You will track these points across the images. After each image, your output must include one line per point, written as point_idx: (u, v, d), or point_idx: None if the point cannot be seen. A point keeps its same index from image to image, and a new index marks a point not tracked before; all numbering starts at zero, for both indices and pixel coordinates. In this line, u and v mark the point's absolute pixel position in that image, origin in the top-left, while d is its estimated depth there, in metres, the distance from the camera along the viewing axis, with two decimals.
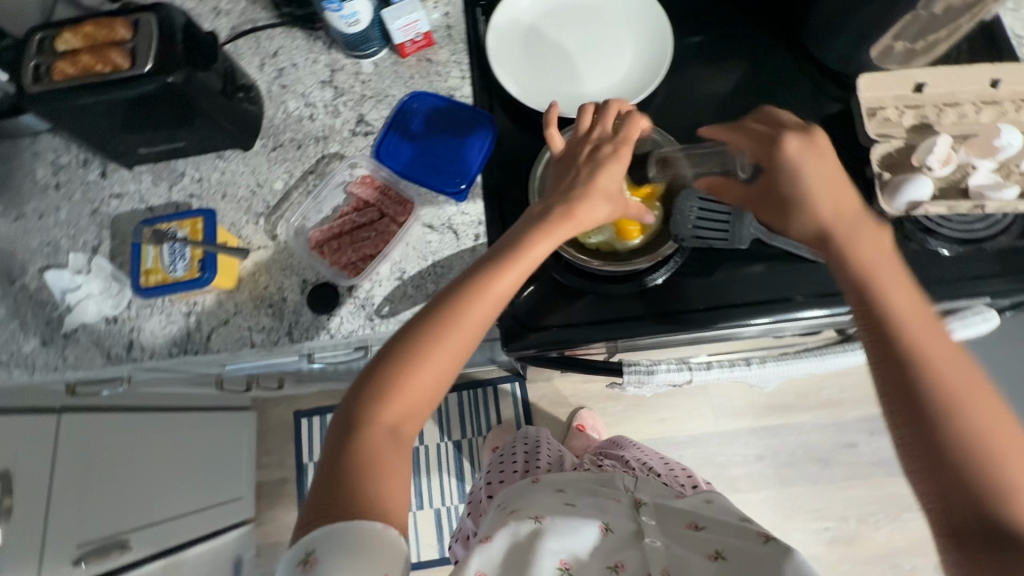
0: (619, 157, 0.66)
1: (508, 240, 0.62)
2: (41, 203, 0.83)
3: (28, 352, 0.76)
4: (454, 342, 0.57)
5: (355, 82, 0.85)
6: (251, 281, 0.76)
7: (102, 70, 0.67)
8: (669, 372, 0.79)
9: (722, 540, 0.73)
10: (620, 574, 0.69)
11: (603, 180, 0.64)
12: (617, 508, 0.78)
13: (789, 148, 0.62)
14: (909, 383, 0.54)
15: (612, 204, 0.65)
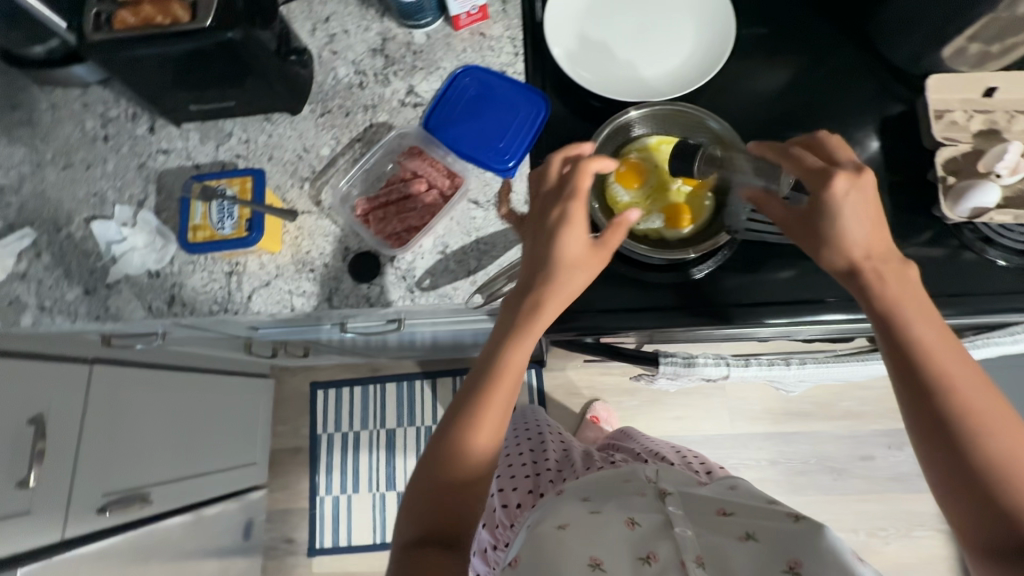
0: (573, 214, 0.63)
1: (494, 353, 0.64)
2: (89, 153, 0.84)
3: (71, 299, 0.77)
4: (470, 461, 0.61)
5: (406, 52, 0.84)
6: (293, 245, 0.76)
7: (162, 22, 0.67)
8: (706, 366, 0.77)
9: (752, 523, 0.72)
10: (652, 564, 0.67)
11: (566, 253, 0.63)
12: (643, 501, 0.78)
13: (838, 188, 0.59)
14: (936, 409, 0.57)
15: (584, 271, 0.63)
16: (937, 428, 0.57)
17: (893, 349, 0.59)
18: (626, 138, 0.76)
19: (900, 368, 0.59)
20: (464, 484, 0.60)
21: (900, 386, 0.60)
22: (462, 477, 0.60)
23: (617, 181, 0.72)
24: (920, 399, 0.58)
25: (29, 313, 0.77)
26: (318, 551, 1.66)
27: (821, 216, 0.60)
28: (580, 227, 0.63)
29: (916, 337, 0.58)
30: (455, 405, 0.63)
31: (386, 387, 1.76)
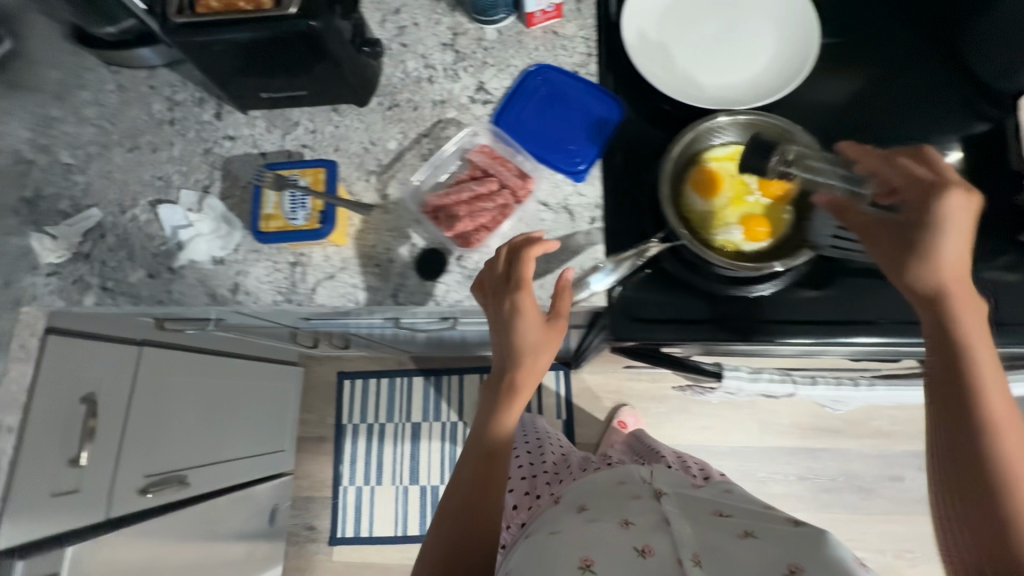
0: (524, 305, 0.66)
1: (485, 425, 0.73)
2: (156, 136, 0.84)
3: (134, 281, 0.77)
4: (479, 521, 0.69)
5: (476, 48, 0.83)
6: (359, 237, 0.76)
7: (244, 8, 0.66)
8: (772, 382, 0.76)
9: (752, 523, 0.74)
10: (648, 556, 0.68)
11: (528, 341, 0.68)
12: (639, 501, 0.80)
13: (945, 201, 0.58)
14: (970, 430, 0.56)
15: (547, 348, 0.69)
16: (965, 450, 0.56)
17: (940, 364, 0.59)
18: (704, 145, 0.72)
19: (944, 385, 0.58)
20: (475, 533, 0.68)
21: (939, 402, 0.59)
22: (473, 528, 0.68)
23: (692, 191, 0.71)
24: (957, 419, 0.57)
25: (93, 294, 0.77)
26: (340, 540, 1.66)
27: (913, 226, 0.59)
28: (533, 319, 0.67)
29: (967, 358, 0.57)
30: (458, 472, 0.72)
31: (412, 381, 1.76)
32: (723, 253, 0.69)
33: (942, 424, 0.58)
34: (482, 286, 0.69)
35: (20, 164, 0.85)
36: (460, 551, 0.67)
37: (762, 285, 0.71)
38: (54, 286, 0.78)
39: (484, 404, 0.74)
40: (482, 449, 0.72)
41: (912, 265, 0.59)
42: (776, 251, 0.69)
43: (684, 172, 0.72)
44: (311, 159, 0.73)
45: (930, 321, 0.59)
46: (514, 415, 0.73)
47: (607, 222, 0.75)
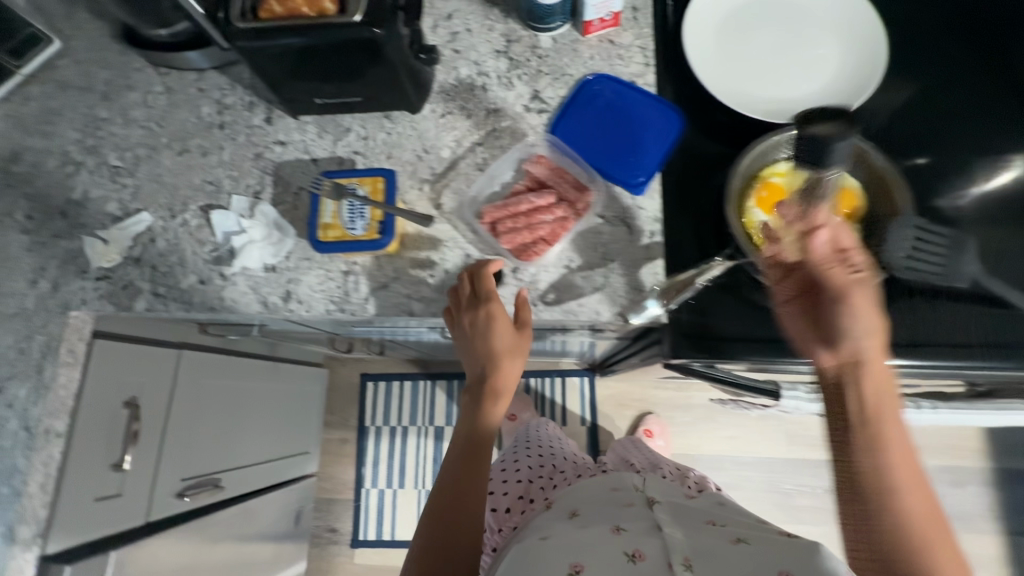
0: (494, 315, 0.68)
1: (464, 434, 0.75)
2: (205, 140, 0.83)
3: (185, 287, 0.76)
4: (459, 526, 0.68)
5: (531, 56, 0.81)
6: (413, 247, 0.74)
7: (308, 14, 0.65)
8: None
9: (745, 532, 0.68)
10: (638, 563, 0.63)
11: (501, 350, 0.70)
12: (630, 509, 0.74)
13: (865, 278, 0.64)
14: (895, 515, 0.59)
15: (519, 356, 0.72)
16: (887, 533, 0.59)
17: (868, 457, 0.61)
18: (771, 158, 0.71)
19: (865, 472, 0.61)
20: (457, 533, 0.68)
21: (859, 486, 0.62)
22: (456, 529, 0.68)
23: (758, 206, 0.70)
24: (875, 505, 0.60)
25: (143, 299, 0.76)
26: (361, 542, 1.66)
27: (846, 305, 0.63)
28: (506, 329, 0.70)
29: (886, 445, 0.61)
30: (440, 481, 0.73)
31: (435, 385, 1.75)
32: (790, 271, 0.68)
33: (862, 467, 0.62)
34: (452, 304, 0.70)
35: (68, 165, 0.84)
36: (444, 551, 0.67)
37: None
38: (103, 291, 0.78)
39: (463, 417, 0.76)
40: (460, 456, 0.74)
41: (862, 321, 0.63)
42: None
43: (749, 186, 0.70)
44: (369, 168, 0.75)
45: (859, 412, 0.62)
46: (494, 421, 0.75)
47: (667, 237, 0.73)
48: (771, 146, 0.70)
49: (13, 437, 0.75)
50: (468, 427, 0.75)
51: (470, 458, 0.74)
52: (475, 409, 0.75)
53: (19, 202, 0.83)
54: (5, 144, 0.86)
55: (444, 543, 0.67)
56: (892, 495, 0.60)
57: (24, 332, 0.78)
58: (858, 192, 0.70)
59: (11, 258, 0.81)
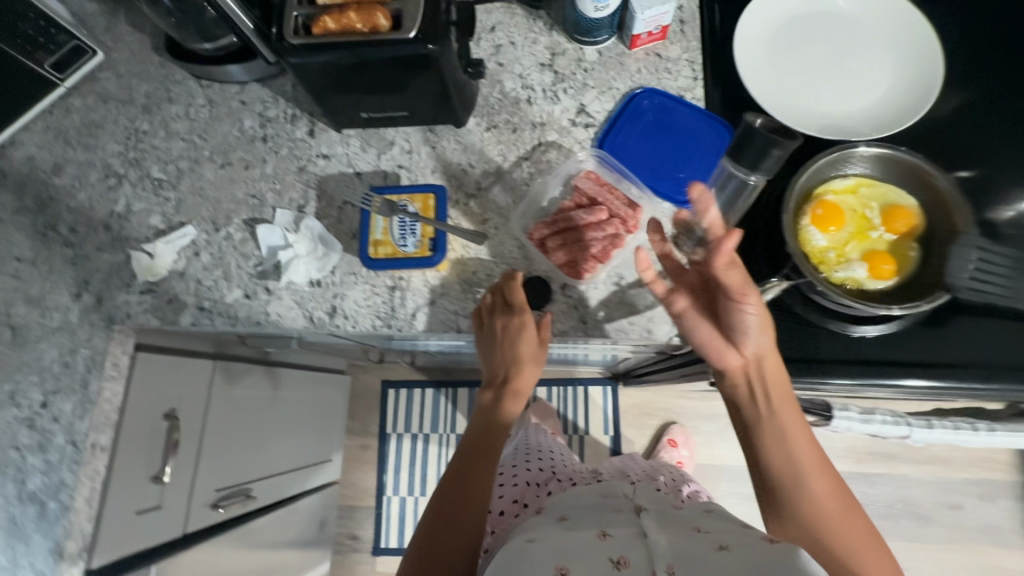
0: (524, 327, 0.69)
1: (478, 431, 0.77)
2: (248, 153, 0.83)
3: (230, 302, 0.76)
4: (459, 521, 0.69)
5: (576, 69, 0.81)
6: (459, 262, 0.74)
7: (362, 30, 0.65)
8: (886, 424, 0.72)
9: (729, 536, 0.63)
10: (622, 571, 0.59)
11: (522, 355, 0.72)
12: (620, 518, 0.68)
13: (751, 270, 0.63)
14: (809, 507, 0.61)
15: (537, 364, 0.75)
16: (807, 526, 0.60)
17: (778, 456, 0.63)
18: (826, 176, 0.69)
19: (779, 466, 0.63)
20: (464, 521, 0.69)
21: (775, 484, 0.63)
22: (462, 517, 0.69)
23: (814, 224, 0.68)
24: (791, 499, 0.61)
25: (189, 313, 0.77)
26: (384, 550, 1.66)
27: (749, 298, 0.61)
28: (530, 337, 0.71)
29: (792, 440, 0.63)
30: (450, 472, 0.74)
31: (457, 393, 1.74)
32: (848, 292, 0.66)
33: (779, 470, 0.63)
34: (482, 310, 0.71)
35: (111, 178, 0.84)
36: (450, 539, 0.68)
37: (870, 325, 0.69)
38: (147, 304, 0.78)
39: (479, 411, 0.79)
40: (471, 454, 0.75)
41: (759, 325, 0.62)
42: (904, 291, 0.66)
43: (803, 204, 0.69)
44: (418, 185, 0.77)
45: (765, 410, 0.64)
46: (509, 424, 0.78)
47: None
48: (828, 162, 0.69)
49: (61, 451, 0.75)
50: (483, 427, 0.77)
51: (482, 454, 0.75)
52: (491, 410, 0.78)
53: (62, 214, 0.83)
54: (49, 156, 0.86)
55: (449, 532, 0.68)
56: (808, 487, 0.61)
57: (70, 345, 0.78)
58: (916, 210, 0.68)
59: (55, 271, 0.81)
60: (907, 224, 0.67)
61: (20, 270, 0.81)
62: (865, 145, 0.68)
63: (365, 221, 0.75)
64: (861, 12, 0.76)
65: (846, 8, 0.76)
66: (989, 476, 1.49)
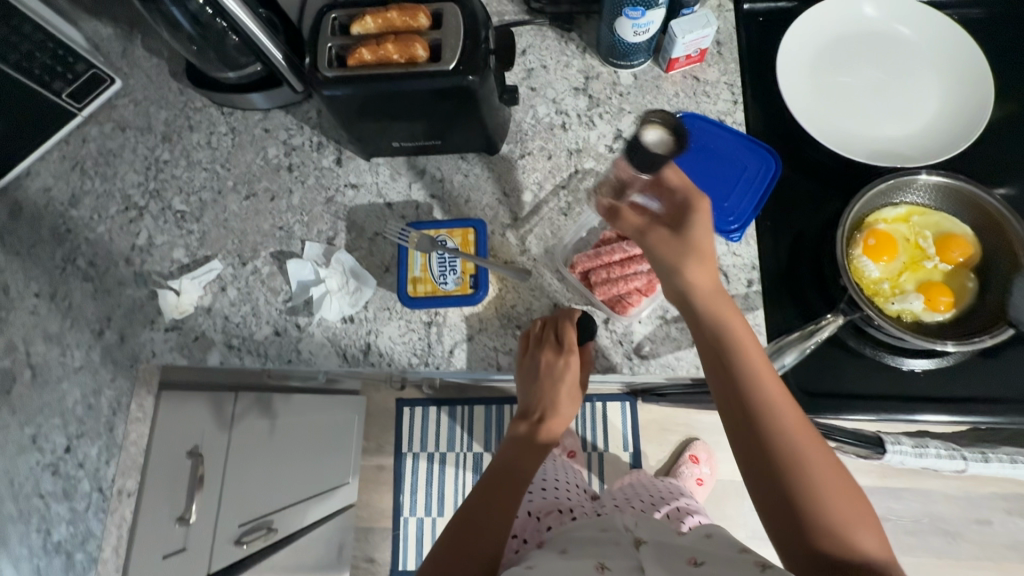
0: (570, 366, 0.69)
1: (509, 465, 0.73)
2: (273, 183, 0.80)
3: (260, 339, 0.74)
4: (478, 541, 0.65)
5: (612, 93, 0.78)
6: (497, 296, 0.72)
7: (399, 62, 0.62)
8: (939, 458, 0.68)
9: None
10: None
11: (564, 390, 0.72)
12: (618, 554, 0.65)
13: (703, 205, 0.57)
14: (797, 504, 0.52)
15: (574, 401, 0.75)
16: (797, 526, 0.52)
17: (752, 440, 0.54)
18: (878, 204, 0.68)
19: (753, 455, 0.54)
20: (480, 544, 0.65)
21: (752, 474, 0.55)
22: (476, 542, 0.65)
23: (866, 254, 0.66)
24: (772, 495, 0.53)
25: (217, 351, 0.74)
26: (402, 572, 1.63)
27: (685, 257, 0.56)
28: (574, 374, 0.71)
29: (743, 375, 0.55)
30: (473, 499, 0.70)
31: (473, 410, 1.71)
32: (905, 325, 0.64)
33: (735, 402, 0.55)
34: (527, 343, 0.69)
35: (130, 210, 0.81)
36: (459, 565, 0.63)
37: (920, 359, 0.66)
38: (173, 342, 0.75)
39: (511, 441, 0.76)
40: (502, 484, 0.71)
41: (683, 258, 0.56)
42: (962, 323, 0.64)
43: (856, 232, 0.67)
44: (456, 219, 0.75)
45: (734, 386, 0.55)
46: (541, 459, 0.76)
47: (765, 286, 0.69)
48: (883, 190, 0.66)
49: (87, 498, 0.72)
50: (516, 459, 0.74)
51: (511, 485, 0.71)
52: (523, 443, 0.76)
53: (80, 247, 0.80)
54: (65, 188, 0.83)
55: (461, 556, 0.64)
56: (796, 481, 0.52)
57: (92, 386, 0.75)
58: (972, 238, 0.66)
59: (75, 307, 0.77)
60: (964, 254, 0.65)
61: (39, 307, 0.78)
62: (926, 173, 0.65)
63: (403, 259, 0.73)
64: (907, 34, 0.74)
65: (894, 29, 0.74)
66: (1017, 490, 1.47)
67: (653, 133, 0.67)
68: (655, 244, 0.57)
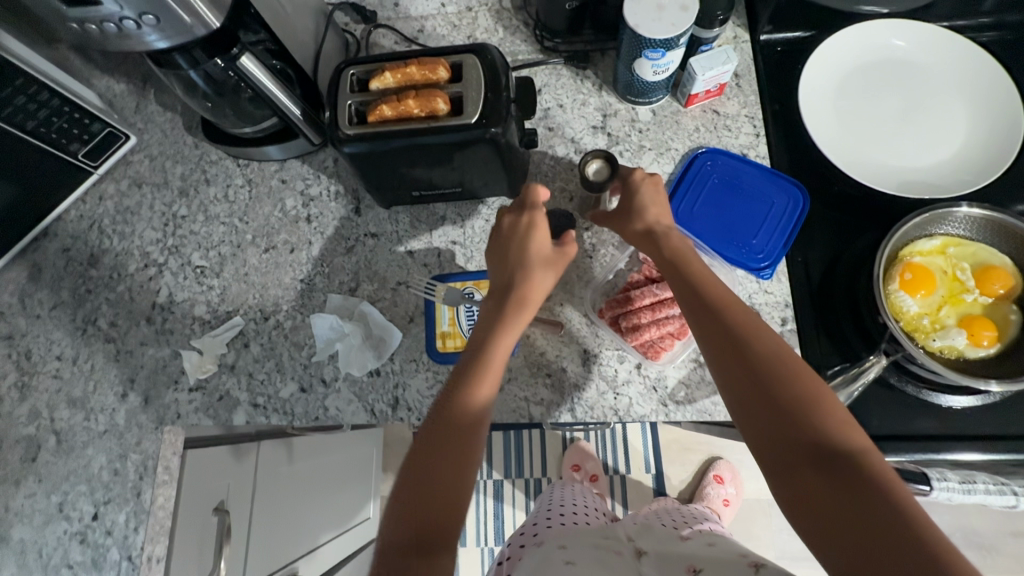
0: (538, 226, 0.65)
1: (472, 354, 0.61)
2: (292, 235, 0.80)
3: (285, 397, 0.73)
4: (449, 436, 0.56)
5: (631, 130, 0.77)
6: (525, 344, 0.70)
7: (420, 116, 0.61)
8: (989, 494, 0.59)
9: None
10: None
11: (538, 263, 0.64)
12: (622, 564, 0.62)
13: (635, 177, 0.67)
14: (781, 426, 0.48)
15: (553, 270, 0.64)
16: (781, 447, 0.48)
17: (726, 362, 0.53)
18: (913, 236, 0.66)
19: (725, 370, 0.52)
20: (445, 471, 0.54)
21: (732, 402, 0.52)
22: (442, 476, 0.54)
23: (903, 289, 0.65)
24: (752, 421, 0.50)
25: (242, 411, 0.73)
26: None
27: (626, 219, 0.66)
28: (545, 237, 0.65)
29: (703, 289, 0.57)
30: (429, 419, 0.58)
31: None
32: (947, 362, 0.63)
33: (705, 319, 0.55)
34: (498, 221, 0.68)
35: (149, 267, 0.81)
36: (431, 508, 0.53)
37: (960, 396, 0.64)
38: (198, 403, 0.74)
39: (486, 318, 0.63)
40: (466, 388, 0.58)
41: (627, 215, 0.66)
42: (1007, 359, 0.62)
43: (890, 267, 0.66)
44: (482, 270, 0.76)
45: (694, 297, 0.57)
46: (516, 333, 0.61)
47: (799, 325, 0.67)
48: (920, 222, 0.65)
49: (117, 567, 0.71)
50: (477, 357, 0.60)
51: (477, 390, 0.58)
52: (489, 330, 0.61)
53: (101, 307, 0.79)
54: (84, 247, 0.83)
55: (433, 501, 0.53)
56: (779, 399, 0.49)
57: (118, 450, 0.74)
58: (1012, 270, 0.64)
59: (97, 369, 0.77)
60: (1004, 287, 0.64)
61: (62, 370, 0.77)
62: (966, 205, 0.63)
63: (432, 314, 0.73)
64: (932, 66, 0.74)
65: (917, 60, 0.75)
66: None
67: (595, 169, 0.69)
68: (607, 219, 0.68)
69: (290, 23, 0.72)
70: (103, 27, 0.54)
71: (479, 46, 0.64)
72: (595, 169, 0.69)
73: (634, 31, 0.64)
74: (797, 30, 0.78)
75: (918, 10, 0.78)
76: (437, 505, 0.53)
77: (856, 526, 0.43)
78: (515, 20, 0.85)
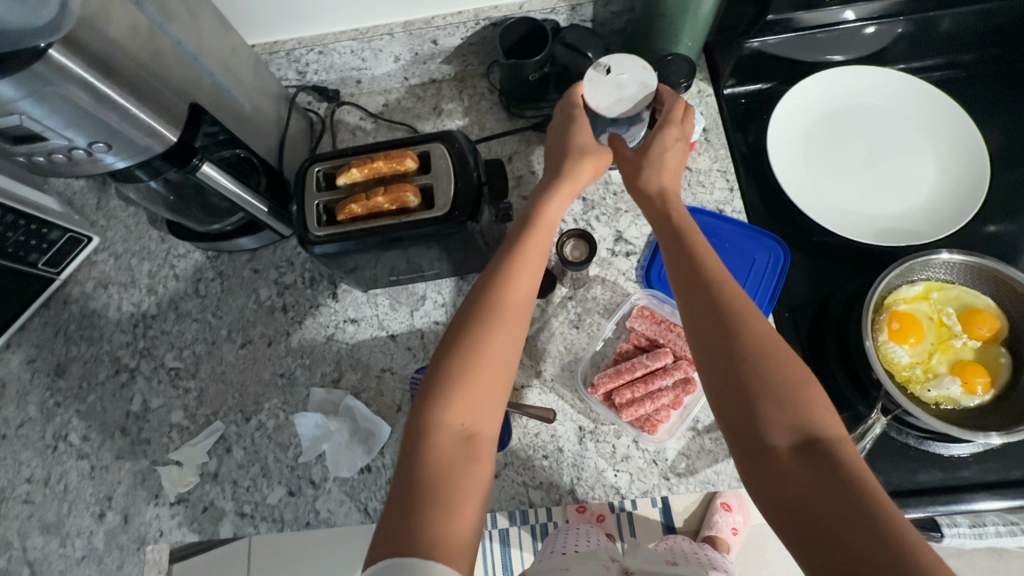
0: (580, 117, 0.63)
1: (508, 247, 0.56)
2: (269, 326, 0.77)
3: (274, 502, 0.69)
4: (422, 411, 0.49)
5: (605, 193, 0.77)
6: (518, 426, 0.68)
7: (391, 210, 0.60)
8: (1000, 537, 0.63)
9: None
10: None
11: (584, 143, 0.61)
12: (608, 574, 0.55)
13: (666, 136, 0.61)
14: (765, 427, 0.45)
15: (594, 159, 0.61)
16: (765, 447, 0.44)
17: (714, 368, 0.48)
18: (898, 283, 0.66)
19: (713, 368, 0.48)
20: (447, 444, 0.48)
21: (714, 397, 0.48)
22: (443, 450, 0.47)
23: (892, 340, 0.64)
24: (735, 430, 0.46)
25: (229, 522, 0.69)
26: None
27: (642, 171, 0.61)
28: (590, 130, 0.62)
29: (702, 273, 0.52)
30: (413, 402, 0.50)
31: None
32: (945, 411, 0.62)
33: (700, 311, 0.50)
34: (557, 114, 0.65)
35: (121, 373, 0.77)
36: (427, 487, 0.45)
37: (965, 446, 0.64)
38: (181, 518, 0.70)
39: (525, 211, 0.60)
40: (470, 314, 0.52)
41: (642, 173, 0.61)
42: (1004, 403, 0.62)
43: (878, 316, 0.65)
44: None
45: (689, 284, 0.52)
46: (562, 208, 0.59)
47: None
48: (902, 271, 0.65)
49: None
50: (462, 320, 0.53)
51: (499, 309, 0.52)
52: (510, 252, 0.55)
53: (71, 421, 0.76)
54: (50, 357, 0.79)
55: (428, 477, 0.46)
56: (768, 412, 0.45)
57: None
58: (997, 312, 0.65)
59: (71, 490, 0.73)
60: (991, 329, 0.64)
61: (33, 494, 0.73)
62: (947, 251, 0.64)
63: None
64: (893, 108, 0.76)
65: (879, 105, 0.76)
66: None
67: (572, 246, 0.72)
68: (619, 163, 0.64)
69: (250, 119, 0.71)
70: (51, 158, 0.51)
71: (445, 132, 0.63)
72: (571, 249, 0.72)
73: (596, 111, 0.63)
74: (759, 82, 0.79)
75: (874, 55, 0.79)
76: (433, 472, 0.46)
77: (848, 546, 0.38)
78: (480, 87, 0.85)
